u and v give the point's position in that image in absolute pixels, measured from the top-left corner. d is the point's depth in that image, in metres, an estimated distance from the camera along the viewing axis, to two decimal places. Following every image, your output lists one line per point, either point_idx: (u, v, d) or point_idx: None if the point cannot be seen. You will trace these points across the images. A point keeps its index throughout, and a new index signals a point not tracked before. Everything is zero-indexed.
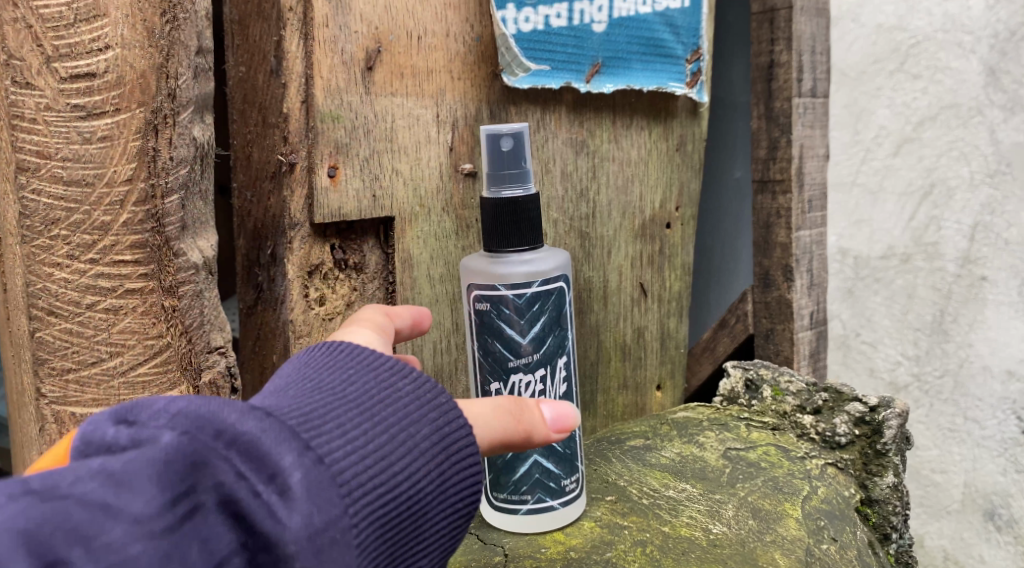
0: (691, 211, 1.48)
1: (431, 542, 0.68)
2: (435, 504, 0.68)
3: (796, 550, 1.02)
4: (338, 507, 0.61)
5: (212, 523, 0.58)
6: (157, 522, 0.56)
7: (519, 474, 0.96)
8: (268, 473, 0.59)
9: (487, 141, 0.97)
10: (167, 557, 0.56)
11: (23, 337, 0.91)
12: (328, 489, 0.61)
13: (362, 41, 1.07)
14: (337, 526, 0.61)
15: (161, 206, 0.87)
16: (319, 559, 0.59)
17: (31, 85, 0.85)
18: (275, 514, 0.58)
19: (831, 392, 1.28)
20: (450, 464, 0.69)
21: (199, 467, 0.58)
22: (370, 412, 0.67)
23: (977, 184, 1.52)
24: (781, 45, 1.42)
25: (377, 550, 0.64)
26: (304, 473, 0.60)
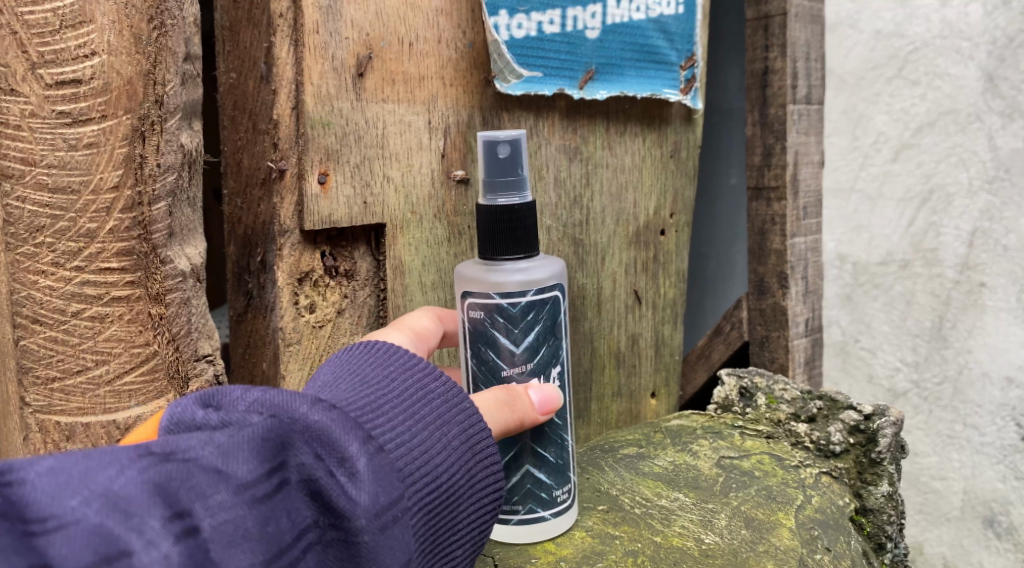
0: (686, 217, 1.48)
1: (460, 528, 0.78)
2: (466, 495, 0.78)
3: (790, 560, 1.01)
4: (395, 490, 0.70)
5: (296, 497, 0.66)
6: (256, 488, 0.63)
7: (511, 484, 0.95)
8: (340, 457, 0.68)
9: (485, 148, 0.96)
10: (265, 520, 0.63)
11: (8, 345, 0.90)
12: (387, 475, 0.70)
13: (353, 47, 1.06)
14: (395, 506, 0.70)
15: (148, 213, 0.87)
16: (381, 534, 0.68)
17: (15, 91, 0.84)
18: (347, 492, 0.67)
19: (827, 400, 1.27)
20: (477, 459, 0.79)
21: (285, 446, 0.66)
22: (412, 411, 0.76)
23: (976, 190, 1.51)
24: (775, 52, 1.41)
25: (422, 531, 0.74)
26: (368, 460, 0.69)
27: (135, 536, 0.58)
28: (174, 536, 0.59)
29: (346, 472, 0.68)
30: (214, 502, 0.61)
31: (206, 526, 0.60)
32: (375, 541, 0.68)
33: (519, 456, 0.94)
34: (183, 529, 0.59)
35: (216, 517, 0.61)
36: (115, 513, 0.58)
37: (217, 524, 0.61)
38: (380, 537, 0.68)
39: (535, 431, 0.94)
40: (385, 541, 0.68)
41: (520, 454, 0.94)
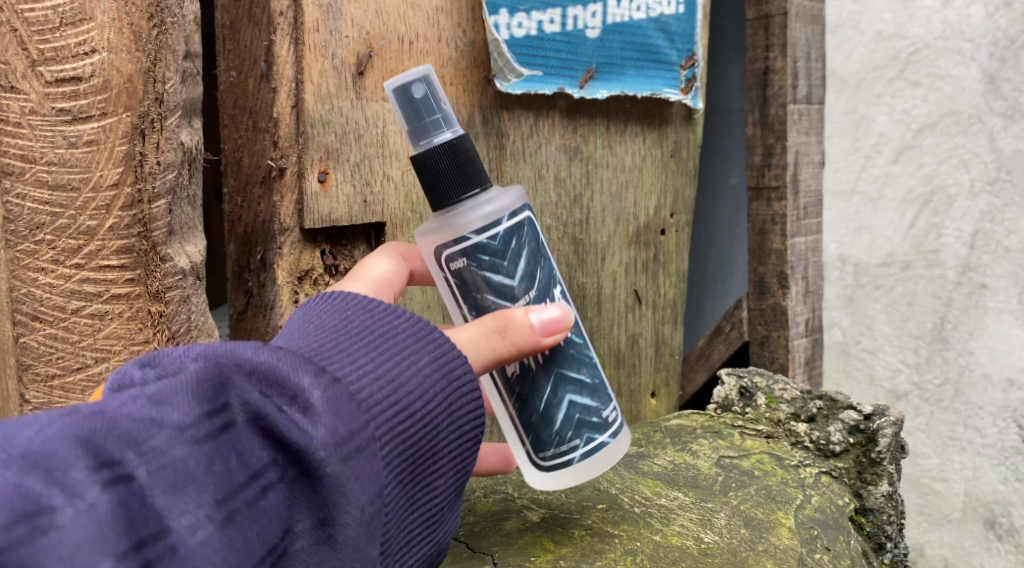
0: (686, 217, 1.48)
1: (449, 457, 0.72)
2: (450, 424, 0.72)
3: (790, 559, 1.01)
4: (360, 419, 0.65)
5: (246, 437, 0.62)
6: (197, 429, 0.60)
7: (558, 420, 0.85)
8: (290, 394, 0.63)
9: (399, 94, 0.84)
10: (211, 460, 0.60)
11: (7, 343, 0.90)
12: (349, 405, 0.65)
13: (353, 45, 1.06)
14: (358, 437, 0.65)
15: (148, 211, 0.87)
16: (346, 465, 0.63)
17: (15, 88, 0.84)
18: (301, 426, 0.63)
19: (827, 399, 1.28)
20: (460, 384, 0.73)
21: (225, 388, 0.62)
22: (379, 340, 0.70)
23: (977, 191, 1.49)
24: (776, 52, 1.41)
25: (403, 463, 0.68)
26: (323, 391, 0.64)
27: (57, 493, 0.55)
28: (102, 484, 0.56)
29: (297, 406, 0.63)
30: (148, 448, 0.58)
31: (140, 475, 0.57)
32: (341, 473, 0.63)
33: (555, 387, 0.84)
34: (111, 477, 0.57)
35: (152, 464, 0.58)
36: (36, 471, 0.55)
37: (152, 471, 0.58)
38: (346, 467, 0.63)
39: (560, 354, 0.85)
40: (350, 473, 0.63)
41: (556, 398, 0.85)
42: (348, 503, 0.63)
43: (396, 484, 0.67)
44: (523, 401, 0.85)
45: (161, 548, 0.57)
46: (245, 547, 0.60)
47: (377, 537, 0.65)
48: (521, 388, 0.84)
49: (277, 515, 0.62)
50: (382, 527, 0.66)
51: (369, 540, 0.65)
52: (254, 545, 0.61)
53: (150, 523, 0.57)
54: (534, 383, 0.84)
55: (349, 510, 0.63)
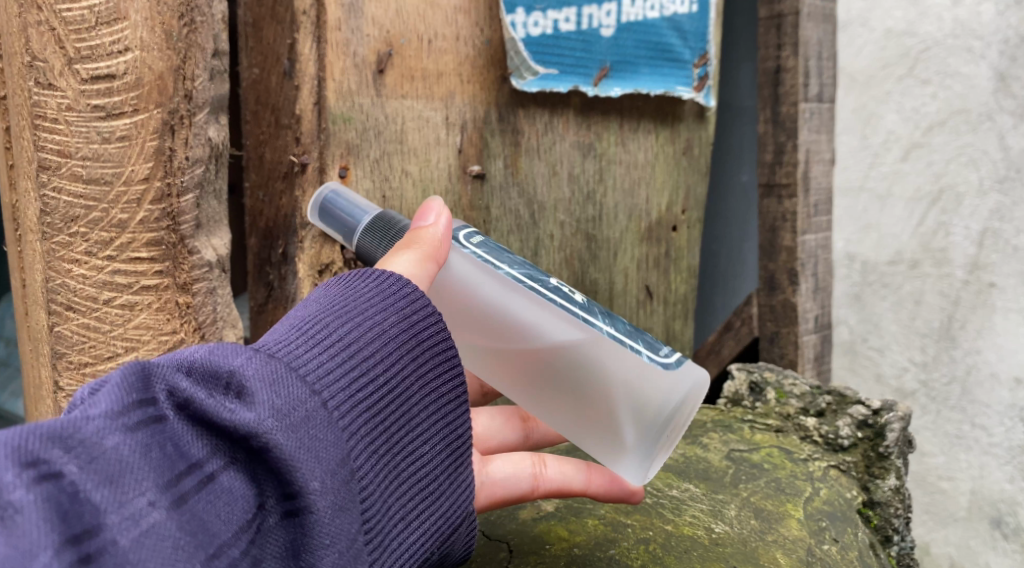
0: (698, 214, 1.50)
1: (416, 421, 0.74)
2: (415, 384, 0.74)
3: (798, 550, 1.03)
4: (300, 391, 0.66)
5: (182, 429, 0.62)
6: (129, 417, 0.60)
7: (646, 337, 0.87)
8: (224, 381, 0.64)
9: (326, 221, 0.96)
10: (147, 447, 0.60)
11: (44, 332, 0.94)
12: (288, 380, 0.66)
13: (373, 44, 1.09)
14: (301, 406, 0.65)
15: (176, 205, 0.90)
16: (293, 435, 0.64)
17: (53, 86, 0.87)
18: (234, 408, 0.63)
19: (836, 395, 1.31)
20: (414, 348, 0.75)
21: (153, 382, 0.62)
22: (321, 319, 0.71)
23: (987, 190, 1.48)
24: (787, 51, 1.43)
25: (365, 431, 0.70)
26: (256, 369, 0.65)
27: None
28: (27, 485, 0.55)
29: (231, 391, 0.64)
30: (78, 444, 0.58)
31: (71, 470, 0.57)
32: (291, 445, 0.64)
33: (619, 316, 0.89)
34: (37, 476, 0.56)
35: (82, 459, 0.57)
36: None
37: (83, 465, 0.57)
38: (292, 437, 0.64)
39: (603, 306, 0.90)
40: (299, 441, 0.64)
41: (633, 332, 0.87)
42: (302, 473, 0.63)
43: (358, 455, 0.68)
44: (609, 327, 0.85)
45: (101, 541, 0.56)
46: (201, 529, 0.60)
47: (350, 506, 0.66)
48: (596, 316, 0.86)
49: (238, 495, 0.62)
50: (352, 494, 0.67)
51: (339, 509, 0.65)
52: (213, 526, 0.61)
53: (86, 518, 0.56)
54: (606, 314, 0.87)
55: (308, 480, 0.64)
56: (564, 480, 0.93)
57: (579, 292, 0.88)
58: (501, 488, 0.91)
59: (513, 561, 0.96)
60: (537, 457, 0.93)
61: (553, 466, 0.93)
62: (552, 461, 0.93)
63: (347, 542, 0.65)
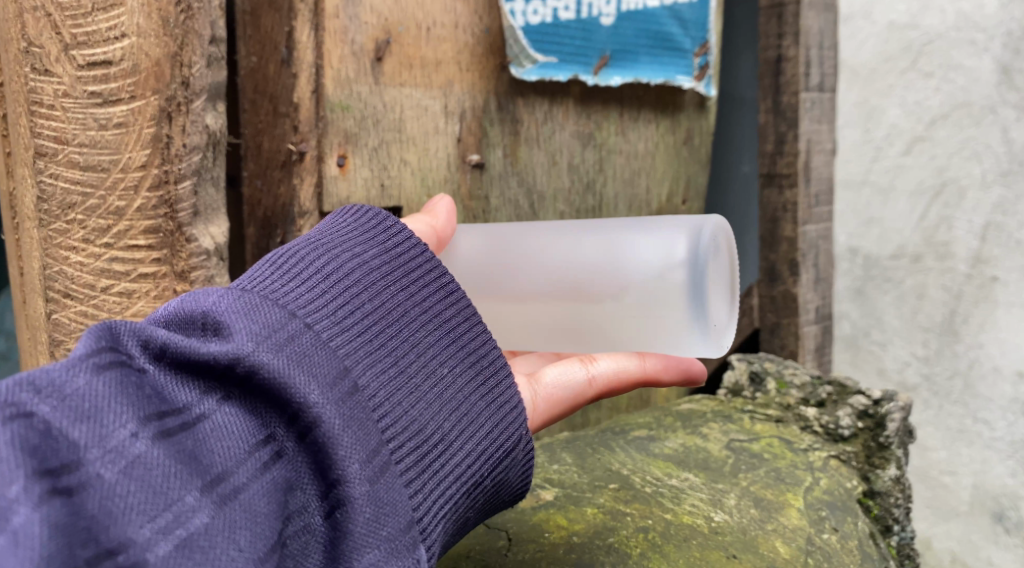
0: (699, 205, 1.50)
1: (424, 337, 0.70)
2: (412, 302, 0.70)
3: (798, 538, 1.03)
4: (281, 314, 0.62)
5: (163, 374, 0.58)
6: (99, 358, 0.56)
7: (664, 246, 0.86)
8: (199, 323, 0.61)
9: None
10: (122, 384, 0.55)
11: (41, 319, 0.94)
12: (264, 307, 0.62)
13: (372, 31, 1.08)
14: (285, 326, 0.62)
15: (173, 191, 0.89)
16: (280, 354, 0.60)
17: (49, 71, 0.87)
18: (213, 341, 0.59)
19: (837, 385, 1.30)
20: (405, 279, 0.71)
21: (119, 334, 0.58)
22: (297, 252, 0.68)
23: (989, 183, 1.45)
24: (788, 40, 1.42)
25: (368, 348, 0.66)
26: (229, 301, 0.61)
27: None
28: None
29: (208, 330, 0.60)
30: (46, 385, 0.53)
31: (42, 410, 0.52)
32: (280, 363, 0.59)
33: None
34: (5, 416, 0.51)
35: (54, 399, 0.53)
36: None
37: (56, 405, 0.53)
38: (280, 356, 0.60)
39: None
40: (290, 357, 0.60)
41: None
42: (299, 390, 0.59)
43: (362, 375, 0.64)
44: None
45: (83, 477, 0.52)
46: (193, 460, 0.55)
47: (363, 419, 0.62)
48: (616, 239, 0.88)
49: (234, 429, 0.58)
50: (363, 408, 0.63)
51: (348, 424, 0.61)
52: (210, 459, 0.56)
53: (62, 453, 0.52)
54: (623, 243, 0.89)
55: (307, 394, 0.60)
56: (621, 370, 0.83)
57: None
58: (554, 392, 0.83)
59: (511, 549, 0.96)
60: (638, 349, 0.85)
61: (603, 357, 0.84)
62: (603, 354, 0.84)
63: (366, 455, 0.61)
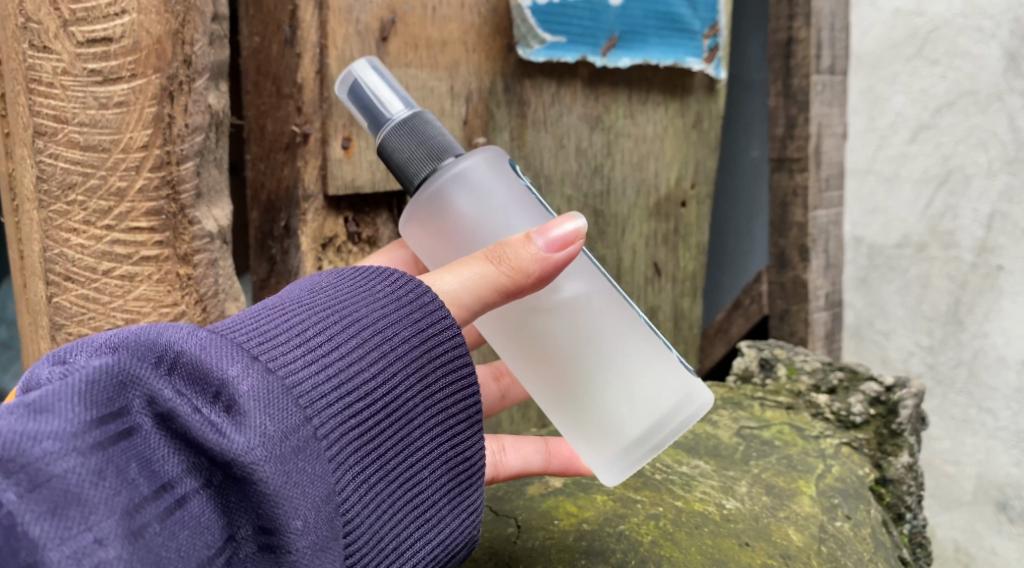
0: (707, 189, 1.47)
1: (413, 445, 0.70)
2: (417, 407, 0.70)
3: (811, 526, 1.01)
4: (294, 417, 0.62)
5: (156, 447, 0.58)
6: (90, 437, 0.55)
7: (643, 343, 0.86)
8: (214, 395, 0.60)
9: None
10: (103, 474, 0.55)
11: (42, 303, 0.92)
12: (281, 404, 0.62)
13: (376, 11, 1.06)
14: (293, 434, 0.61)
15: (176, 172, 0.88)
16: (281, 468, 0.60)
17: (48, 48, 0.85)
18: (221, 431, 0.59)
19: (847, 371, 1.30)
20: (418, 375, 0.70)
21: (130, 389, 0.57)
22: (324, 329, 0.67)
23: (996, 172, 1.43)
24: (799, 21, 1.40)
25: (359, 459, 0.66)
26: (251, 384, 0.61)
27: None
28: None
29: (218, 404, 0.60)
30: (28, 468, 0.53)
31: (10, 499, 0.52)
32: (277, 478, 0.59)
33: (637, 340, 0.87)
34: None
35: (27, 485, 0.53)
36: None
37: (27, 494, 0.53)
38: (280, 470, 0.60)
39: None
40: (288, 472, 0.60)
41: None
42: (285, 511, 0.59)
43: (345, 485, 0.65)
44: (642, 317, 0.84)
45: None
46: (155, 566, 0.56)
47: (331, 543, 0.62)
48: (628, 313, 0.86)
49: (205, 527, 0.58)
50: (334, 531, 0.63)
51: (321, 546, 0.61)
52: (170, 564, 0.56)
53: (21, 555, 0.52)
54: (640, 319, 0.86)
55: (290, 518, 0.60)
56: (528, 468, 0.95)
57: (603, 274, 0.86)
58: None
59: (520, 536, 0.95)
60: (545, 442, 0.96)
61: (513, 454, 0.95)
62: (512, 448, 0.95)
63: None
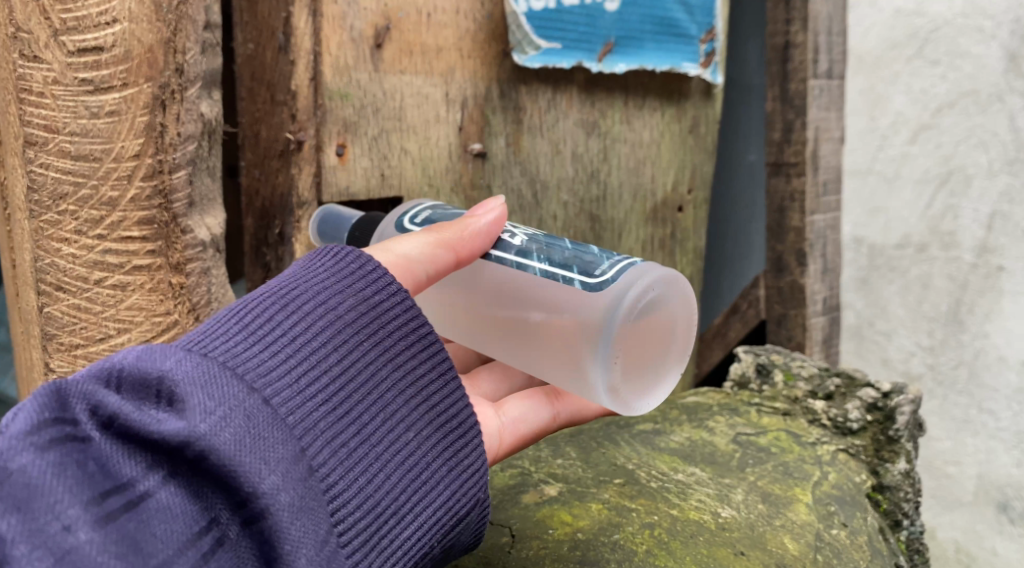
0: (704, 194, 1.47)
1: (385, 407, 0.70)
2: (380, 368, 0.70)
3: (806, 534, 1.01)
4: (240, 390, 0.62)
5: (110, 447, 0.58)
6: (39, 441, 0.57)
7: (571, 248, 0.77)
8: (155, 389, 0.61)
9: None
10: (61, 470, 0.56)
11: (34, 313, 0.93)
12: (224, 381, 0.62)
13: (371, 17, 1.06)
14: (242, 406, 0.62)
15: (169, 182, 0.88)
16: (236, 437, 0.60)
17: (39, 58, 0.85)
18: (166, 418, 0.59)
19: (844, 377, 1.28)
20: (376, 338, 0.71)
21: (71, 401, 0.59)
22: (264, 311, 0.67)
23: (996, 172, 1.42)
24: (796, 26, 1.40)
25: (326, 424, 0.66)
26: (189, 372, 0.62)
27: None
28: None
29: (161, 399, 0.61)
30: None
31: None
32: (232, 447, 0.59)
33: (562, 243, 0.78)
34: None
35: None
36: None
37: None
38: (235, 439, 0.60)
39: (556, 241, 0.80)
40: (243, 441, 0.60)
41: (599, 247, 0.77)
42: (251, 478, 0.60)
43: (317, 451, 0.64)
44: (543, 263, 0.76)
45: None
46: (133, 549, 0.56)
47: (310, 505, 0.62)
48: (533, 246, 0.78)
49: (180, 512, 0.58)
50: (312, 494, 0.63)
51: (299, 509, 0.61)
52: (151, 546, 0.57)
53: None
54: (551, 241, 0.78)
55: (258, 484, 0.60)
56: (584, 409, 0.87)
57: (523, 236, 0.80)
58: (519, 427, 0.84)
59: (514, 546, 0.94)
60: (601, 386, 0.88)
61: (570, 397, 0.86)
62: (568, 392, 0.87)
63: (313, 546, 0.62)
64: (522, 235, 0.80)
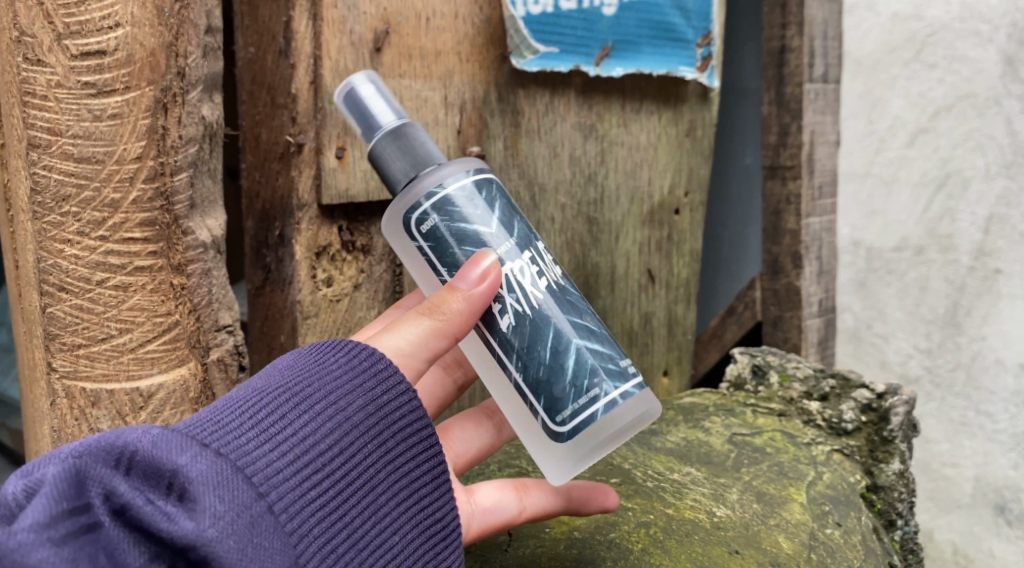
0: (701, 196, 1.48)
1: (380, 512, 0.72)
2: (379, 472, 0.73)
3: (801, 533, 1.02)
4: (248, 494, 0.65)
5: (119, 537, 0.60)
6: (56, 530, 0.59)
7: (552, 362, 0.81)
8: (168, 483, 0.63)
9: None
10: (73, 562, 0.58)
11: (36, 313, 0.93)
12: (234, 484, 0.65)
13: (371, 22, 1.07)
14: (247, 511, 0.64)
15: (170, 183, 0.90)
16: (238, 543, 0.63)
17: (42, 62, 0.86)
18: (175, 516, 0.61)
19: (840, 379, 1.29)
20: (377, 441, 0.74)
21: (88, 485, 0.61)
22: (276, 409, 0.70)
23: (993, 175, 1.44)
24: (792, 30, 1.41)
25: (322, 529, 0.68)
26: (202, 470, 0.64)
27: None
28: None
29: (173, 493, 0.63)
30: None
31: None
32: (235, 554, 0.62)
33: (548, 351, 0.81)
34: None
35: None
36: None
37: None
38: (238, 545, 0.62)
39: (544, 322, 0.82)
40: (244, 547, 0.63)
41: (576, 365, 0.81)
42: None
43: (310, 557, 0.67)
44: (520, 374, 0.82)
45: None
46: None
47: None
48: (518, 343, 0.81)
49: None
50: None
51: None
52: None
53: None
54: (534, 342, 0.81)
55: None
56: (551, 505, 0.89)
57: (513, 315, 0.81)
58: (487, 517, 0.88)
59: (512, 544, 0.95)
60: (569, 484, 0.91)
61: (538, 492, 0.89)
62: (534, 486, 0.90)
63: None
64: (509, 314, 0.81)
